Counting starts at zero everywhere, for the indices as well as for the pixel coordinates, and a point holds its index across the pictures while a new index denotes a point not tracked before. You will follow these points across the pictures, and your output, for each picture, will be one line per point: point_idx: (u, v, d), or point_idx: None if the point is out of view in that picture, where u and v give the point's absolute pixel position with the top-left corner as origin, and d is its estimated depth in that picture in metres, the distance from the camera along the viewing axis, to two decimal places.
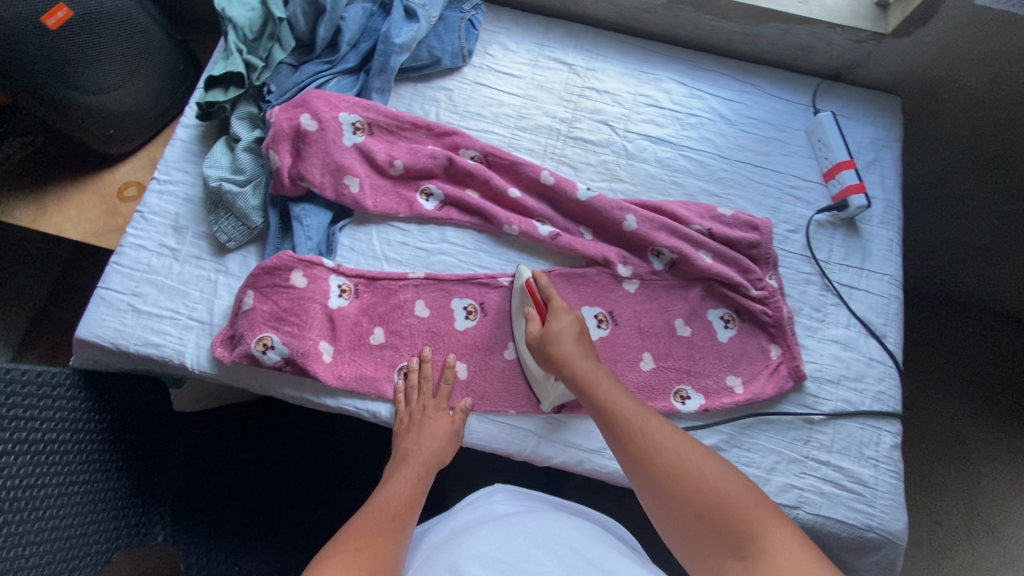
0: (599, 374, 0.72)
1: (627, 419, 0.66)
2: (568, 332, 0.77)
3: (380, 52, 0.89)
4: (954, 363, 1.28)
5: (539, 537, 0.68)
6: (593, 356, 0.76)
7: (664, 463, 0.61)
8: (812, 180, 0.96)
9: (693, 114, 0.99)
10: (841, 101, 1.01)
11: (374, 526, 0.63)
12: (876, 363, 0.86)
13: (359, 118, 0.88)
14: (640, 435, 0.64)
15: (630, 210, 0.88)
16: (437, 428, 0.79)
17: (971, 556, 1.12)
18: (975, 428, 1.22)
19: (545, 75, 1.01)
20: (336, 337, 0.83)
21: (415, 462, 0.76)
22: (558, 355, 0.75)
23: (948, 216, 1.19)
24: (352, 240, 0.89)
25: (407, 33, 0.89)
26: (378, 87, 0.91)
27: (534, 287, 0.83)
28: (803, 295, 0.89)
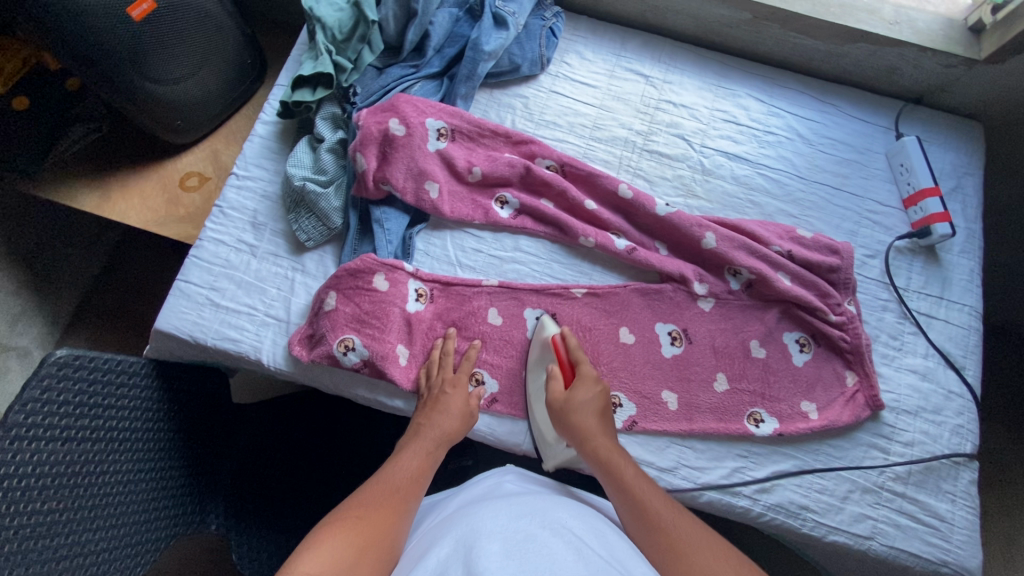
0: (622, 458, 0.72)
1: (652, 504, 0.66)
2: (591, 406, 0.76)
3: (468, 59, 0.90)
4: None
5: (549, 516, 0.63)
6: (614, 437, 0.76)
7: (688, 558, 0.60)
8: (892, 205, 0.94)
9: (771, 132, 0.98)
10: (924, 125, 0.99)
11: (374, 498, 0.65)
12: (954, 396, 0.84)
13: (444, 124, 0.89)
14: (656, 518, 0.65)
15: (710, 227, 0.88)
16: (452, 405, 0.78)
17: None
18: None
19: (622, 86, 1.00)
20: (412, 342, 0.84)
21: (426, 438, 0.75)
22: (581, 429, 0.75)
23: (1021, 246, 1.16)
24: (427, 245, 0.89)
25: (496, 41, 0.90)
26: (462, 93, 0.91)
27: (561, 346, 0.82)
28: (881, 322, 0.88)
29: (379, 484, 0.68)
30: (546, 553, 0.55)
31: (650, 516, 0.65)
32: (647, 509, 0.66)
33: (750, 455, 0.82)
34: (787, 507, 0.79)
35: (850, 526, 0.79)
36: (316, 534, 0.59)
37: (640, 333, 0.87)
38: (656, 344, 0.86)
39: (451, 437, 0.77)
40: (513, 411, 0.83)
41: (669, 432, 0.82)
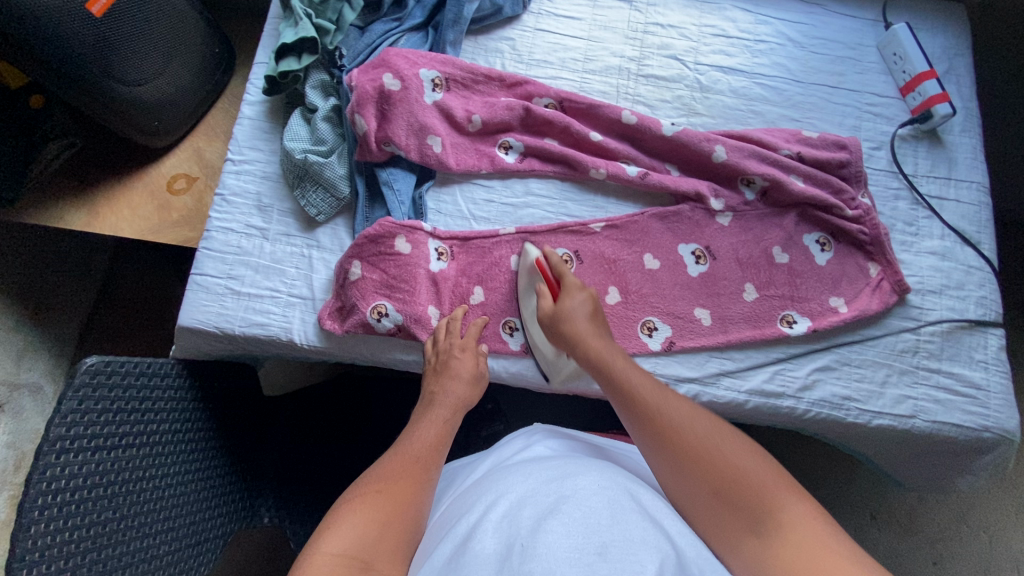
0: (614, 354, 0.74)
1: (648, 400, 0.67)
2: (581, 310, 0.78)
3: (452, 4, 0.86)
4: None
5: (586, 476, 0.62)
6: (607, 334, 0.78)
7: (696, 450, 0.61)
8: (889, 95, 0.95)
9: (762, 40, 0.98)
10: (910, 12, 0.99)
11: (395, 467, 0.65)
12: (974, 270, 0.86)
13: (438, 73, 0.86)
14: (660, 416, 0.65)
15: (718, 140, 0.88)
16: (462, 368, 0.78)
17: None
18: None
19: (606, 15, 0.99)
20: (441, 301, 0.83)
21: (444, 404, 0.76)
22: (574, 335, 0.76)
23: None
24: (438, 202, 0.88)
25: None
26: (451, 39, 0.88)
27: (546, 264, 0.83)
28: (894, 210, 0.89)
29: (400, 455, 0.67)
30: (586, 519, 0.54)
31: (648, 412, 0.66)
32: (651, 408, 0.67)
33: (788, 356, 0.84)
34: (831, 400, 0.82)
35: (892, 409, 0.81)
36: (340, 508, 0.59)
37: (664, 257, 0.88)
38: (681, 266, 0.88)
39: (463, 404, 0.77)
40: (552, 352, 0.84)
41: (707, 346, 0.84)
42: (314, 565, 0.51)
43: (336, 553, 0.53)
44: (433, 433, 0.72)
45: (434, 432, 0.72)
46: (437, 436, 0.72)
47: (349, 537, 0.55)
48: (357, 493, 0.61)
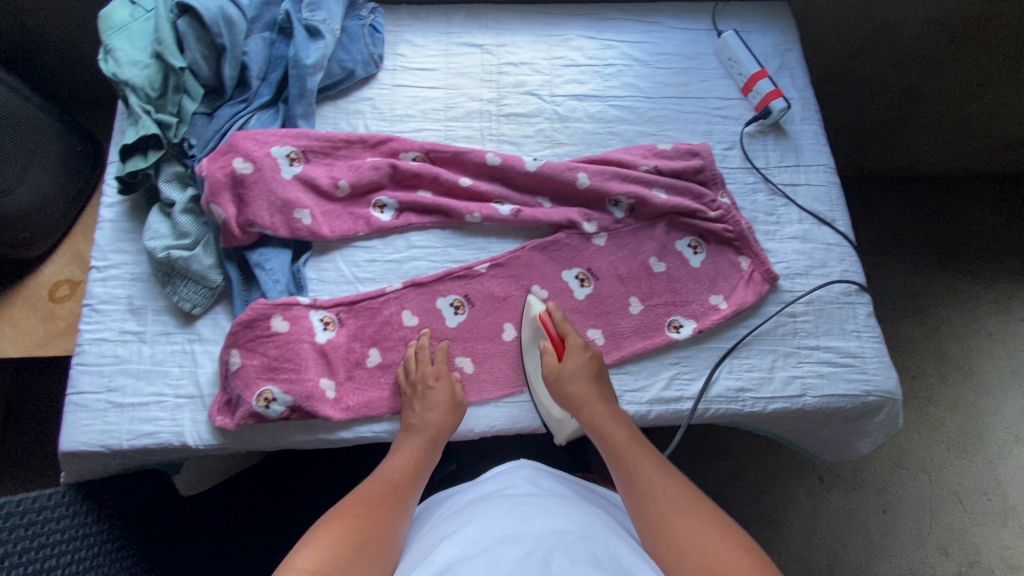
0: (620, 425, 0.76)
1: (645, 476, 0.69)
2: (582, 372, 0.80)
3: (294, 77, 0.86)
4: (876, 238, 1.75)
5: (544, 504, 0.65)
6: (610, 397, 0.80)
7: (685, 540, 0.61)
8: (733, 97, 1.02)
9: (610, 64, 1.03)
10: (739, 18, 1.07)
11: (370, 496, 0.67)
12: (834, 247, 0.93)
13: (292, 148, 0.85)
14: (658, 495, 0.66)
15: (580, 168, 0.91)
16: (440, 396, 0.79)
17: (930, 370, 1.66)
18: (914, 280, 1.72)
19: (460, 61, 1.02)
20: (335, 371, 0.81)
21: (420, 433, 0.77)
22: (578, 399, 0.78)
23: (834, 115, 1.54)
24: (319, 272, 0.87)
25: (316, 52, 0.85)
26: (302, 113, 0.87)
27: (549, 320, 0.84)
28: (754, 204, 0.95)
29: (376, 485, 0.69)
30: (544, 539, 0.56)
31: (640, 482, 0.68)
32: (641, 478, 0.69)
33: (681, 360, 0.87)
34: (727, 394, 0.85)
35: (783, 391, 0.86)
36: (312, 535, 0.60)
37: (550, 286, 0.90)
38: (568, 292, 0.90)
39: (439, 433, 0.77)
40: None
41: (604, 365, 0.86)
42: None
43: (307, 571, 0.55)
44: (408, 457, 0.74)
45: (410, 459, 0.74)
46: (413, 460, 0.74)
47: (316, 558, 0.56)
48: (329, 520, 0.62)
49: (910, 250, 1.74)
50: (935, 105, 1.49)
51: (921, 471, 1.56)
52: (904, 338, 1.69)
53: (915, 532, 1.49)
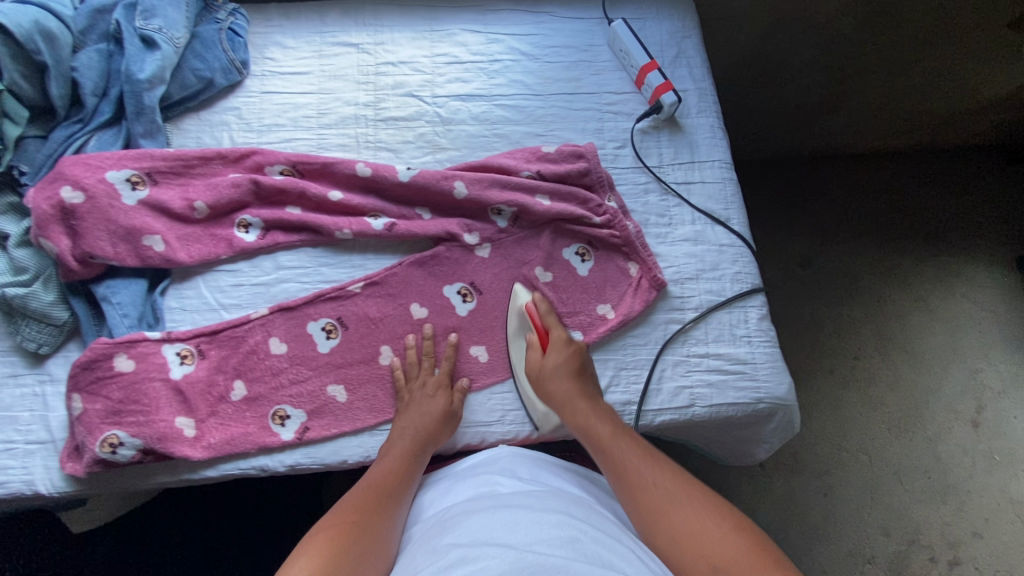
0: (605, 421, 0.74)
1: (633, 466, 0.67)
2: (565, 366, 0.78)
3: (128, 93, 0.80)
4: (812, 222, 1.72)
5: (536, 499, 0.63)
6: (594, 394, 0.78)
7: (683, 530, 0.59)
8: (626, 91, 0.96)
9: (496, 60, 0.97)
10: (634, 4, 1.00)
11: (359, 503, 0.65)
12: (726, 248, 0.89)
13: (132, 170, 0.79)
14: (648, 484, 0.65)
15: (457, 176, 0.86)
16: (429, 406, 0.77)
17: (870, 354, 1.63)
18: (851, 261, 1.70)
19: (334, 63, 0.95)
20: (193, 408, 0.77)
21: (405, 438, 0.75)
22: (558, 396, 0.77)
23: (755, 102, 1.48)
24: (180, 300, 0.82)
25: (151, 65, 0.81)
26: (144, 131, 0.82)
27: (535, 312, 0.84)
28: (646, 205, 0.91)
29: (369, 491, 0.67)
30: (538, 535, 0.54)
31: (628, 474, 0.67)
32: (636, 475, 0.66)
33: None
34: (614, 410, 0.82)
35: (670, 403, 0.82)
36: (302, 545, 0.58)
37: (430, 303, 0.85)
38: (450, 308, 0.85)
39: (432, 441, 0.75)
40: (329, 432, 0.79)
41: (486, 384, 0.83)
42: None
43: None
44: (395, 459, 0.72)
45: (398, 463, 0.72)
46: (400, 462, 0.72)
47: (312, 564, 0.54)
48: (321, 529, 0.60)
49: (850, 230, 1.72)
50: (864, 83, 1.44)
51: (860, 453, 1.54)
52: (845, 320, 1.66)
53: (855, 515, 1.48)
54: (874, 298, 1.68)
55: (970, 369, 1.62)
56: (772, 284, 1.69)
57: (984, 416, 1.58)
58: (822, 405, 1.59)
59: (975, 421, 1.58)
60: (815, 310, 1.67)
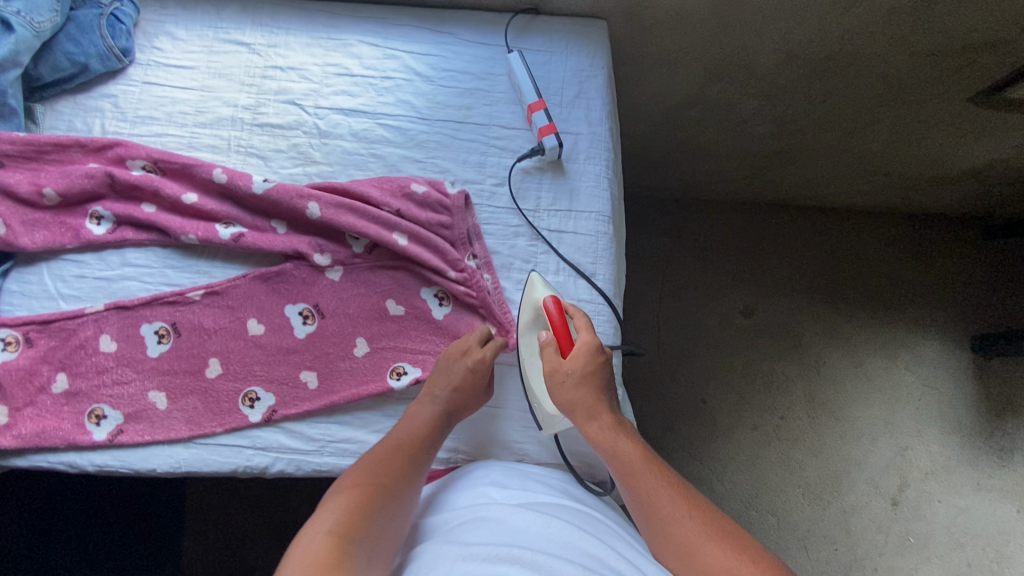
0: (630, 441, 0.73)
1: (629, 462, 0.70)
2: (580, 380, 0.74)
3: None
4: (761, 271, 1.66)
5: (544, 516, 0.65)
6: (615, 408, 0.76)
7: (670, 526, 0.64)
8: (516, 126, 0.93)
9: (388, 77, 0.94)
10: (542, 36, 0.97)
11: (381, 463, 0.69)
12: (584, 303, 0.86)
13: None
14: (642, 483, 0.68)
15: (312, 196, 0.84)
16: (462, 381, 0.77)
17: (800, 418, 1.56)
18: (798, 317, 1.63)
19: (222, 60, 0.93)
20: (8, 395, 0.77)
21: (436, 403, 0.76)
22: (572, 403, 0.75)
23: (702, 143, 1.43)
24: (20, 284, 0.82)
25: (4, 47, 0.80)
26: None
27: (554, 312, 0.77)
28: (513, 248, 0.88)
29: (396, 455, 0.71)
30: (557, 554, 0.57)
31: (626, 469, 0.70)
32: (657, 498, 0.67)
33: (395, 414, 0.82)
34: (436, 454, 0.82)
35: (499, 458, 0.83)
36: (324, 505, 0.64)
37: (268, 320, 0.83)
38: (287, 328, 0.83)
39: (460, 409, 0.77)
40: (141, 438, 0.78)
41: (309, 412, 0.80)
42: (304, 543, 0.57)
43: (327, 534, 0.58)
44: (423, 421, 0.75)
45: (426, 428, 0.75)
46: (427, 426, 0.75)
47: (339, 522, 0.60)
48: (348, 488, 0.65)
49: (798, 285, 1.65)
50: (818, 138, 1.36)
51: (770, 515, 1.49)
52: (777, 377, 1.59)
53: None
54: (816, 356, 1.61)
55: (899, 445, 1.54)
56: (708, 329, 1.62)
57: (906, 495, 1.50)
58: (738, 460, 1.53)
59: (895, 499, 1.50)
60: (747, 363, 1.60)
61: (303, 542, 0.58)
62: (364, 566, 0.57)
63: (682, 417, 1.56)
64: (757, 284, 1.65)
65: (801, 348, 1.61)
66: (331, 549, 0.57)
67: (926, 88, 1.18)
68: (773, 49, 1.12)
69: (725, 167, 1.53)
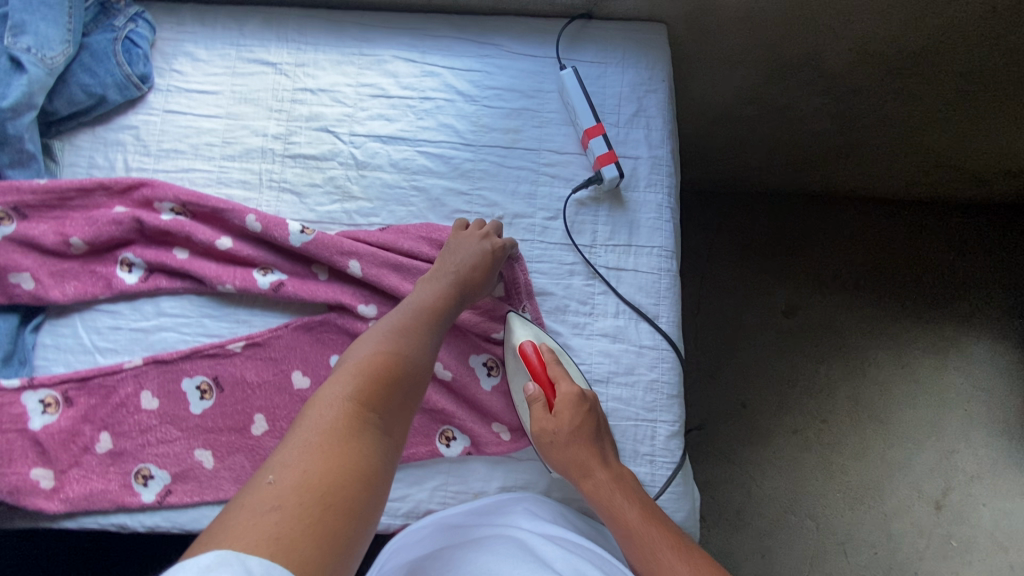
0: (628, 498, 0.68)
1: (627, 520, 0.66)
2: (574, 434, 0.71)
3: None
4: (812, 269, 1.52)
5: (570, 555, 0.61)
6: (611, 458, 0.71)
7: None
8: (569, 151, 0.84)
9: (427, 97, 0.85)
10: (596, 45, 0.87)
11: (399, 327, 0.65)
12: (647, 350, 0.79)
13: None
14: (639, 541, 0.64)
15: (353, 253, 0.78)
16: (472, 257, 0.75)
17: (848, 429, 1.42)
18: (850, 318, 1.48)
19: (247, 83, 0.85)
20: (52, 459, 0.74)
21: (449, 272, 0.74)
22: (568, 462, 0.71)
23: (753, 137, 1.30)
24: (54, 338, 0.78)
25: (17, 90, 0.73)
26: (13, 160, 0.77)
27: (535, 362, 0.74)
28: (568, 289, 0.82)
29: (412, 327, 0.66)
30: None
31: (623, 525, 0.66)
32: (655, 560, 0.62)
33: (450, 470, 0.78)
34: None
35: None
36: (339, 369, 0.60)
37: (313, 374, 0.78)
38: None
39: (471, 290, 0.75)
40: (190, 499, 0.75)
41: None
42: (324, 409, 0.54)
43: (346, 401, 0.55)
44: (438, 296, 0.71)
45: (441, 295, 0.71)
46: (445, 297, 0.71)
47: (358, 387, 0.57)
48: (366, 351, 0.61)
49: (844, 282, 1.50)
50: (879, 128, 1.24)
51: (808, 518, 1.37)
52: (820, 381, 1.45)
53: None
54: (869, 359, 1.46)
55: (944, 449, 1.40)
56: (750, 331, 1.49)
57: (949, 498, 1.37)
58: (776, 464, 1.41)
59: (937, 503, 1.37)
60: (790, 365, 1.46)
61: (319, 407, 0.55)
62: (379, 442, 0.54)
63: (718, 420, 1.43)
64: (802, 278, 1.51)
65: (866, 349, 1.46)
66: (351, 420, 0.54)
67: (1010, 68, 1.05)
68: (844, 44, 1.01)
69: (773, 161, 1.41)
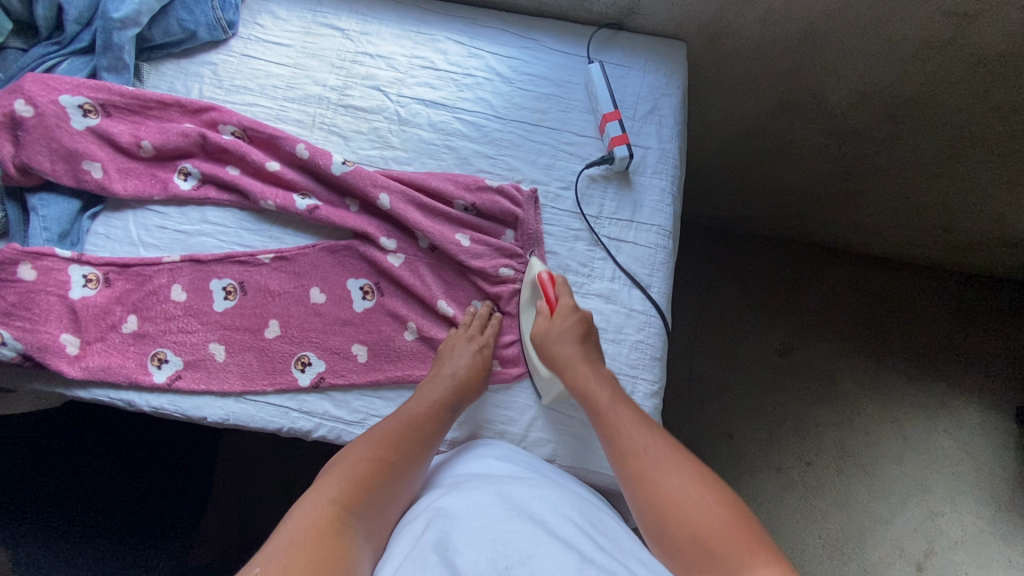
0: (603, 383, 0.74)
1: (623, 430, 0.68)
2: (569, 334, 0.77)
3: (100, 29, 0.87)
4: (814, 312, 1.54)
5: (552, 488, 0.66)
6: (597, 360, 0.78)
7: (671, 500, 0.60)
8: (587, 135, 0.95)
9: (470, 74, 0.97)
10: (622, 51, 1.00)
11: (386, 433, 0.70)
12: (636, 313, 0.86)
13: (87, 99, 0.86)
14: (639, 449, 0.66)
15: (385, 188, 0.88)
16: (472, 356, 0.79)
17: (836, 476, 1.41)
18: (848, 369, 1.49)
19: (317, 42, 0.98)
20: (82, 329, 0.81)
21: (448, 382, 0.77)
22: (560, 357, 0.76)
23: (760, 169, 1.39)
24: (106, 227, 0.87)
25: (127, 7, 0.88)
26: (109, 66, 0.90)
27: (548, 282, 0.81)
28: (571, 251, 0.89)
29: (400, 436, 0.70)
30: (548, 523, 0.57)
31: (616, 433, 0.68)
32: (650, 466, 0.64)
33: None
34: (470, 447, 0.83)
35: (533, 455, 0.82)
36: (333, 471, 0.65)
37: (330, 291, 0.86)
38: (347, 301, 0.86)
39: (468, 390, 0.78)
40: (197, 386, 0.81)
41: (357, 384, 0.82)
42: (307, 509, 0.58)
43: (330, 503, 0.60)
44: (433, 402, 0.75)
45: (435, 408, 0.75)
46: (439, 404, 0.75)
47: (343, 492, 0.61)
48: (353, 458, 0.66)
49: (839, 331, 1.52)
50: (879, 181, 1.32)
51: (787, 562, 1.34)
52: (810, 421, 1.45)
53: None
54: (859, 408, 1.46)
55: (928, 510, 1.38)
56: (740, 364, 1.51)
57: (932, 562, 1.33)
58: (757, 501, 1.39)
59: (920, 565, 1.34)
60: (780, 403, 1.47)
61: (306, 507, 0.59)
62: (359, 543, 0.57)
63: (703, 445, 1.43)
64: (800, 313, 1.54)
65: (861, 397, 1.47)
66: (332, 520, 0.58)
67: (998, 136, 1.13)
68: (847, 88, 1.12)
69: (777, 201, 1.49)
